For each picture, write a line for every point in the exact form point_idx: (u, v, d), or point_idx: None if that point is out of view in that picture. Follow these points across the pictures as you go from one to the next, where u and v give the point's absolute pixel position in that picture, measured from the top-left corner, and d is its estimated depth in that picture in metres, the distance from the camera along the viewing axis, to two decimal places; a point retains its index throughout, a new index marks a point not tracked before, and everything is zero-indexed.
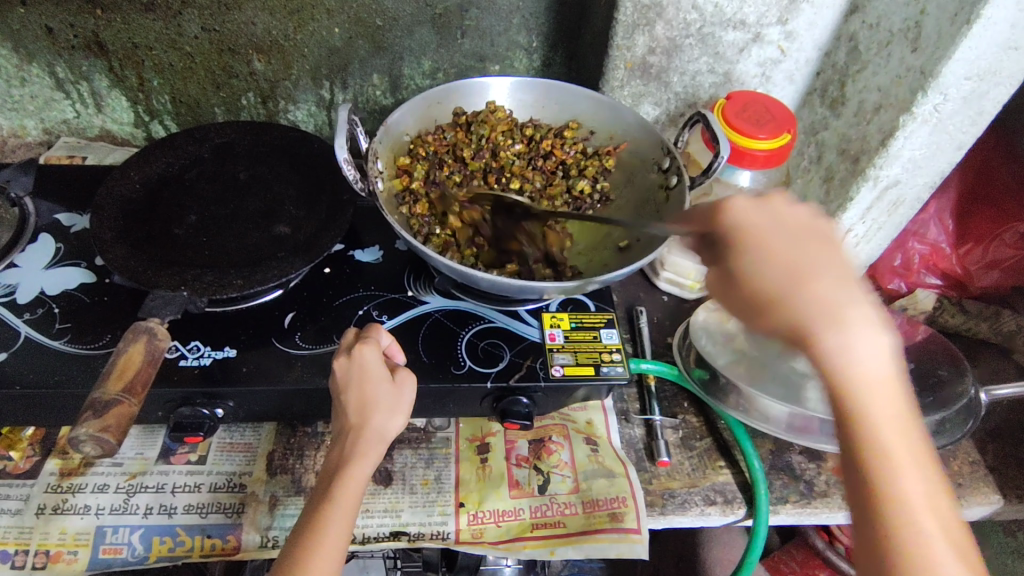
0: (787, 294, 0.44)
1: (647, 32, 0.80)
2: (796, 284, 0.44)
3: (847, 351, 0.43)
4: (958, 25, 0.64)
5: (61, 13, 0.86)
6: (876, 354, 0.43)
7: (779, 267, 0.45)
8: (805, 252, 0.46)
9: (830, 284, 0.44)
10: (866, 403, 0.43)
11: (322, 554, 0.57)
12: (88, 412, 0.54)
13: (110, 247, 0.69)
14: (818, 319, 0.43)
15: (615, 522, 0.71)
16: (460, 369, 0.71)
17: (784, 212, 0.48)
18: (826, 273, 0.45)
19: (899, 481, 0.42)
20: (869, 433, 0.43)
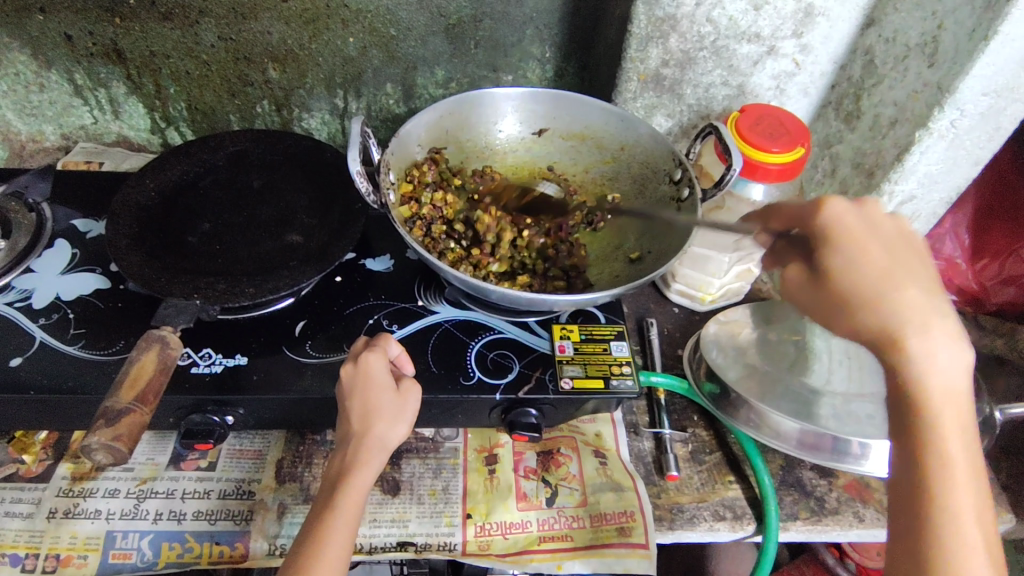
0: (873, 297, 0.47)
1: (660, 44, 0.80)
2: (887, 289, 0.47)
3: (926, 357, 0.45)
4: (976, 41, 0.63)
5: (80, 21, 0.88)
6: (951, 366, 0.45)
7: (891, 271, 0.48)
8: (911, 266, 0.48)
9: (917, 297, 0.47)
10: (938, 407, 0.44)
11: (324, 562, 0.57)
12: (101, 420, 0.55)
13: (126, 254, 0.70)
14: (904, 324, 0.46)
15: (623, 536, 0.70)
16: (469, 380, 0.71)
17: (881, 228, 0.50)
18: (919, 287, 0.48)
19: (951, 489, 0.43)
20: (938, 440, 0.44)
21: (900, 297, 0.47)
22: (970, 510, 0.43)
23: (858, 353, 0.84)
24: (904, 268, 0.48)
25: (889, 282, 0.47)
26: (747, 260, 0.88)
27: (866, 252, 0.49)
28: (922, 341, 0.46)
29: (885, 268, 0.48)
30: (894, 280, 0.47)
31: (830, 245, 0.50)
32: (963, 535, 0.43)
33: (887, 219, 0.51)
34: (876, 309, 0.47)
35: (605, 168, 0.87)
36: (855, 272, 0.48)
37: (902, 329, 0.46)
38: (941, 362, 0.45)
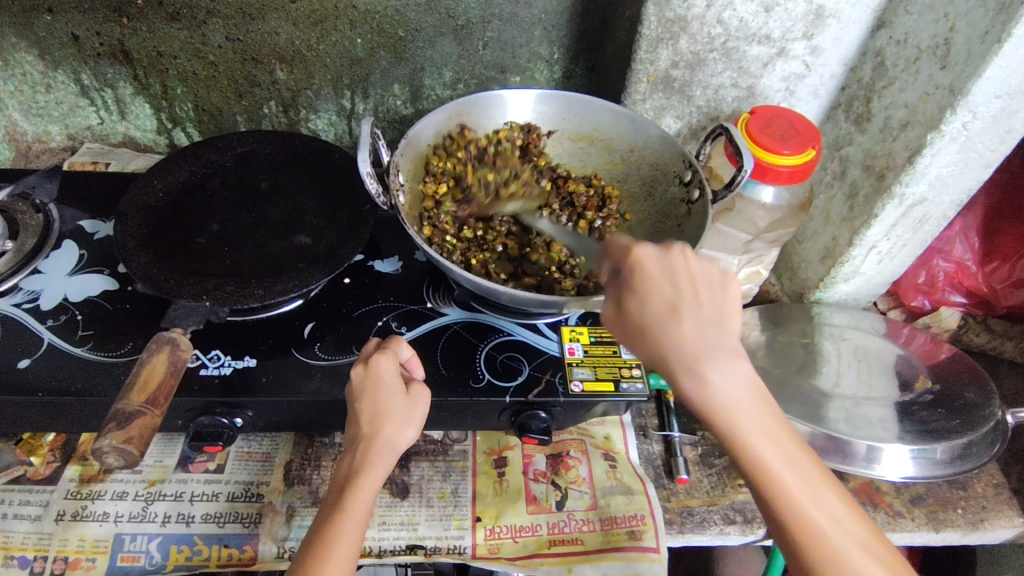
0: (659, 334, 0.49)
1: (670, 45, 0.80)
2: (686, 324, 0.48)
3: (711, 380, 0.48)
4: (989, 43, 0.63)
5: (87, 21, 0.87)
6: (729, 378, 0.48)
7: (656, 311, 0.49)
8: (687, 298, 0.49)
9: (693, 324, 0.49)
10: (732, 418, 0.48)
11: (331, 564, 0.56)
12: (111, 423, 0.54)
13: (134, 256, 0.70)
14: (685, 352, 0.48)
15: (634, 540, 0.70)
16: (479, 383, 0.71)
17: (676, 264, 0.51)
18: (690, 314, 0.49)
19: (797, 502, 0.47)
20: (749, 461, 0.48)
21: (676, 302, 0.49)
22: (810, 507, 0.48)
23: (867, 356, 0.84)
24: (678, 299, 0.49)
25: (669, 311, 0.49)
26: (757, 261, 0.92)
27: (675, 300, 0.49)
28: (710, 363, 0.48)
29: (671, 300, 0.49)
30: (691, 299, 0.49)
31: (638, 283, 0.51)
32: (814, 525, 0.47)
33: (659, 258, 0.51)
34: (671, 346, 0.48)
35: (614, 170, 0.87)
36: (651, 313, 0.49)
37: (688, 361, 0.48)
38: (722, 380, 0.48)
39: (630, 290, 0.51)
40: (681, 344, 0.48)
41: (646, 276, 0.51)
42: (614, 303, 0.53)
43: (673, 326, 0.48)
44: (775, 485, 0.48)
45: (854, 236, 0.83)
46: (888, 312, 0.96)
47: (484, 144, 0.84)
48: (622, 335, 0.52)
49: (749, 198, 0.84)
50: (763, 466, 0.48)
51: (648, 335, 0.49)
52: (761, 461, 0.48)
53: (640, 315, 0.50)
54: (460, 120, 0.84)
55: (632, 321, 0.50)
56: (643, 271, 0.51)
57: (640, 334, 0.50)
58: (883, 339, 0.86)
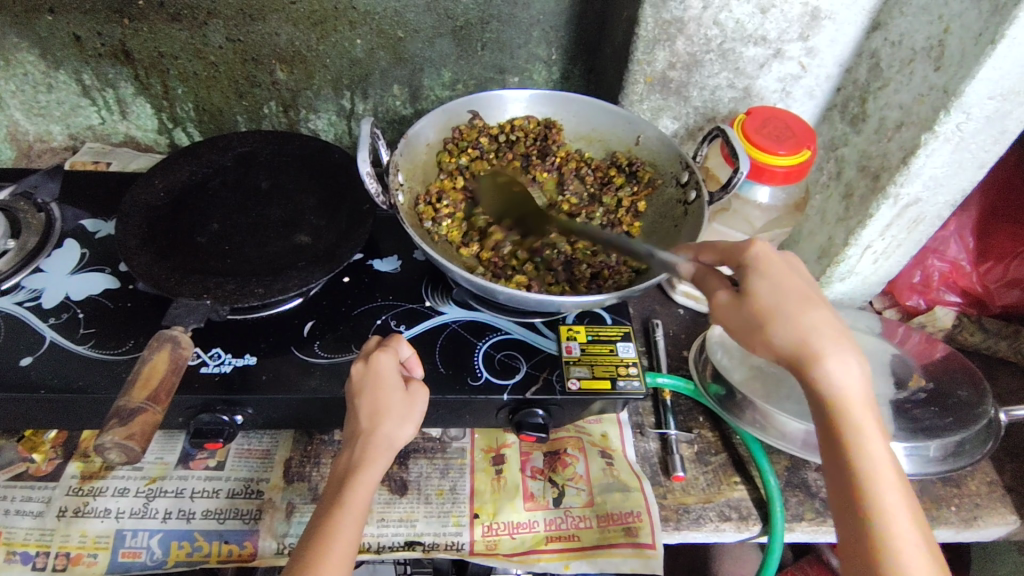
0: (789, 317, 0.52)
1: (667, 47, 0.80)
2: (802, 307, 0.53)
3: (831, 372, 0.51)
4: (983, 45, 0.64)
5: (89, 22, 0.88)
6: (861, 381, 0.52)
7: (788, 297, 0.53)
8: (813, 290, 0.54)
9: (815, 316, 0.52)
10: (857, 419, 0.51)
11: (332, 558, 0.57)
12: (113, 419, 0.55)
13: (135, 255, 0.70)
14: (819, 345, 0.51)
15: (630, 537, 0.71)
16: (477, 381, 0.71)
17: (795, 262, 0.56)
18: (823, 311, 0.53)
19: (886, 495, 0.50)
20: (869, 463, 0.50)
21: (800, 287, 0.54)
22: (906, 519, 0.49)
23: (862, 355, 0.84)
24: (801, 291, 0.53)
25: (803, 301, 0.53)
26: None
27: (789, 281, 0.54)
28: (833, 354, 0.51)
29: (803, 289, 0.53)
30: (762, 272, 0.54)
31: (756, 267, 0.54)
32: (893, 519, 0.49)
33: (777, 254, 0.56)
34: (797, 331, 0.52)
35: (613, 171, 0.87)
36: (779, 293, 0.53)
37: (818, 352, 0.51)
38: (846, 374, 0.51)
39: (756, 273, 0.54)
40: (817, 333, 0.52)
41: (773, 261, 0.55)
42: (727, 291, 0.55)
43: (805, 315, 0.52)
44: (881, 488, 0.50)
45: (849, 236, 0.83)
46: (884, 311, 0.96)
47: (494, 133, 0.85)
48: (744, 313, 0.53)
49: (745, 199, 0.85)
50: (877, 473, 0.50)
51: (783, 312, 0.52)
52: (867, 452, 0.50)
53: (769, 296, 0.53)
54: (471, 108, 0.85)
55: (758, 297, 0.53)
56: (771, 261, 0.55)
57: (758, 310, 0.53)
58: (878, 337, 0.87)
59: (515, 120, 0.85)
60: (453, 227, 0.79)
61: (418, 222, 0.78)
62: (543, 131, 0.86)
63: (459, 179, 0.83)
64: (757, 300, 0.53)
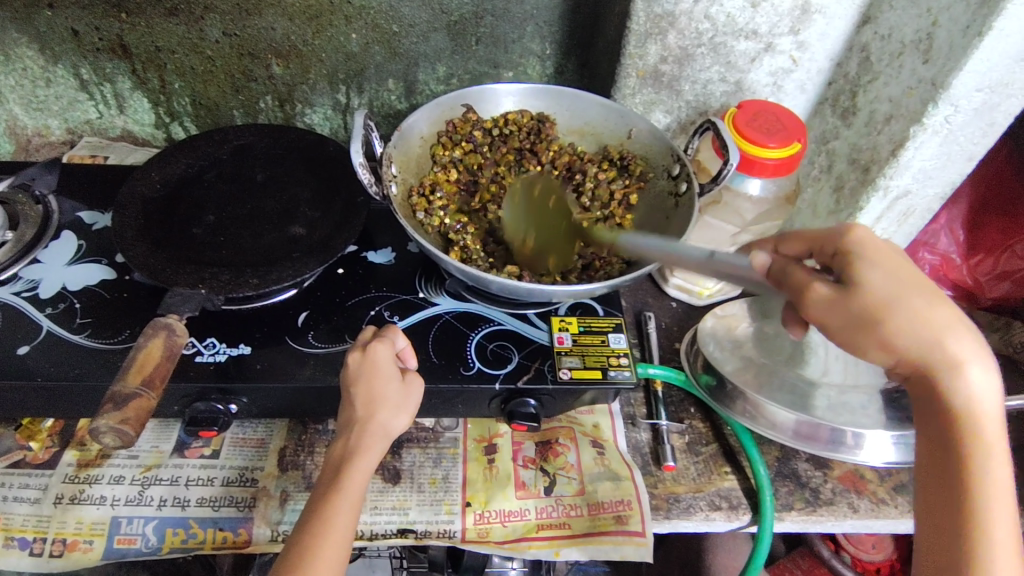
0: (898, 312, 0.52)
1: (659, 41, 0.81)
2: (932, 307, 0.52)
3: (968, 376, 0.51)
4: (970, 37, 0.64)
5: (87, 17, 0.89)
6: (992, 389, 0.51)
7: (902, 295, 0.52)
8: (935, 292, 0.53)
9: (942, 318, 0.52)
10: (984, 425, 0.50)
11: (330, 540, 0.58)
12: (108, 404, 0.56)
13: (132, 245, 0.71)
14: (956, 350, 0.51)
15: (621, 525, 0.71)
16: (469, 371, 0.72)
17: (910, 260, 0.55)
18: (942, 312, 0.52)
19: (990, 497, 0.50)
20: (985, 467, 0.50)
21: (916, 286, 0.53)
22: (1007, 522, 0.49)
23: None
24: (921, 289, 0.53)
25: (926, 302, 0.52)
26: None
27: (906, 278, 0.53)
28: (969, 361, 0.51)
29: (921, 288, 0.53)
30: (868, 266, 0.54)
31: (857, 261, 0.55)
32: (994, 520, 0.49)
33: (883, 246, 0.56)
34: (925, 330, 0.51)
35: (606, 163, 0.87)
36: (897, 288, 0.52)
37: (952, 356, 0.51)
38: (983, 382, 0.51)
39: (867, 264, 0.54)
40: (946, 337, 0.52)
41: (889, 259, 0.54)
42: (828, 284, 0.54)
43: (936, 315, 0.52)
44: (993, 489, 0.50)
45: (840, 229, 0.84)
46: None
47: (488, 126, 0.86)
48: (849, 310, 0.53)
49: (736, 191, 0.85)
50: (993, 477, 0.50)
51: (905, 312, 0.52)
52: (984, 454, 0.50)
53: (888, 290, 0.52)
54: (464, 103, 0.85)
55: (875, 295, 0.52)
56: (881, 252, 0.55)
57: (868, 303, 0.52)
58: None
59: (509, 115, 0.86)
60: (445, 218, 0.79)
61: (409, 212, 0.78)
62: (537, 125, 0.86)
63: (452, 172, 0.83)
64: (866, 294, 0.53)
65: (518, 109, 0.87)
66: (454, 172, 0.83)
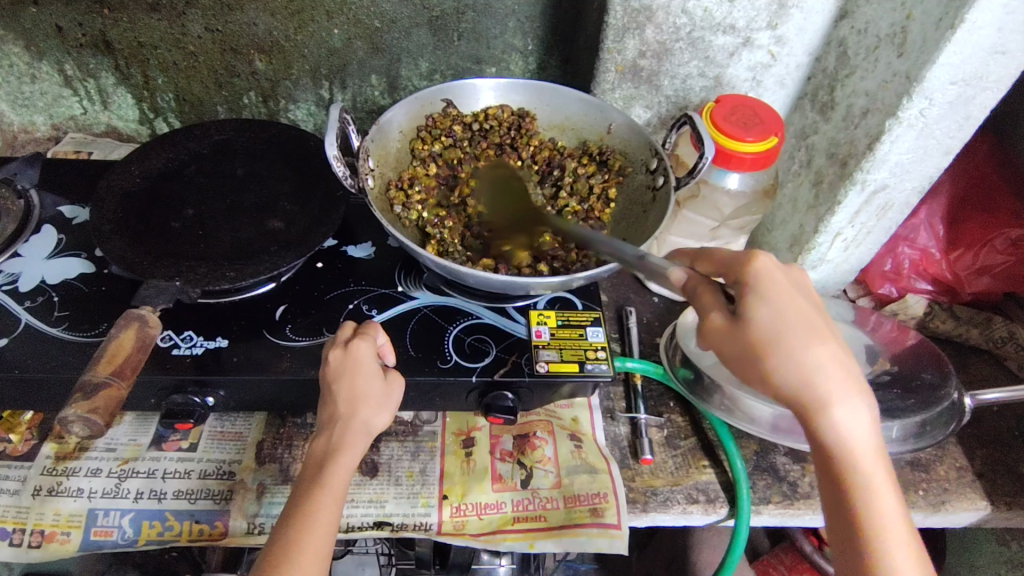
0: (792, 352, 0.50)
1: (637, 35, 0.81)
2: (813, 343, 0.50)
3: (840, 411, 0.50)
4: (943, 30, 0.64)
5: (69, 12, 0.89)
6: (865, 422, 0.51)
7: (793, 332, 0.50)
8: (816, 319, 0.52)
9: (821, 353, 0.50)
10: (857, 459, 0.51)
11: (315, 535, 0.58)
12: (78, 394, 0.56)
13: (109, 239, 0.71)
14: (826, 389, 0.50)
15: (596, 517, 0.72)
16: (446, 364, 0.72)
17: (800, 281, 0.54)
18: (826, 344, 0.51)
19: (880, 516, 0.51)
20: (869, 495, 0.51)
21: (808, 316, 0.51)
22: (900, 535, 0.51)
23: None
24: (804, 321, 0.51)
25: (811, 334, 0.51)
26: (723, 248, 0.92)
27: (797, 311, 0.51)
28: (840, 398, 0.50)
29: (806, 319, 0.51)
30: (766, 301, 0.51)
31: (758, 295, 0.51)
32: (890, 539, 0.51)
33: (781, 273, 0.53)
34: (801, 370, 0.50)
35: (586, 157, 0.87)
36: (785, 326, 0.50)
37: (821, 393, 0.50)
38: (851, 416, 0.50)
39: (759, 300, 0.51)
40: (821, 371, 0.50)
41: (782, 289, 0.51)
42: (723, 313, 0.51)
43: (806, 351, 0.50)
44: (877, 515, 0.51)
45: (820, 223, 0.84)
46: (857, 300, 0.97)
47: (468, 122, 0.86)
48: (738, 348, 0.51)
49: (714, 185, 0.85)
50: (877, 505, 0.51)
51: (783, 350, 0.50)
52: (864, 485, 0.51)
53: (771, 327, 0.50)
54: (445, 98, 0.86)
55: (759, 335, 0.50)
56: (775, 282, 0.52)
57: (760, 344, 0.50)
58: (850, 324, 0.87)
59: (489, 110, 0.86)
60: (424, 211, 0.80)
61: (387, 206, 0.79)
62: (517, 120, 0.87)
63: (432, 166, 0.84)
64: (758, 335, 0.50)
65: (498, 104, 0.87)
66: (434, 167, 0.84)
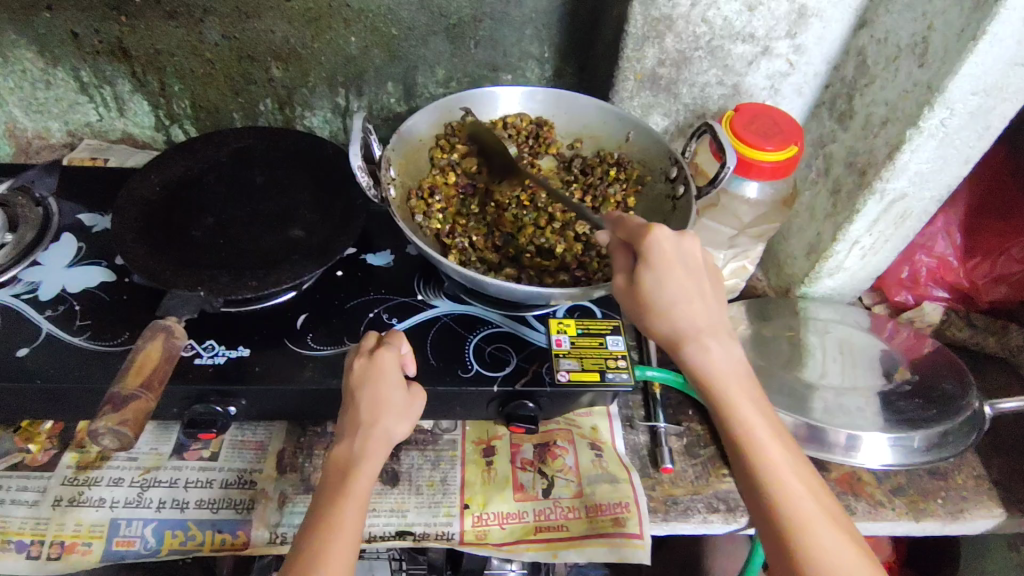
0: (658, 305, 0.58)
1: (656, 44, 0.81)
2: (675, 299, 0.58)
3: (702, 355, 0.58)
4: (965, 41, 0.64)
5: (87, 20, 0.89)
6: (720, 361, 0.59)
7: (666, 286, 0.58)
8: (690, 282, 0.59)
9: (683, 306, 0.58)
10: (724, 390, 0.58)
11: (342, 543, 0.58)
12: (107, 405, 0.56)
13: (131, 248, 0.71)
14: (680, 332, 0.59)
15: (619, 527, 0.72)
16: (467, 373, 0.72)
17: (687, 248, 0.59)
18: (687, 299, 0.58)
19: (762, 454, 0.56)
20: (741, 431, 0.57)
21: (684, 275, 0.58)
22: (786, 468, 0.56)
23: (851, 350, 0.85)
24: (679, 285, 0.58)
25: (674, 292, 0.58)
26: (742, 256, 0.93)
27: (668, 271, 0.58)
28: (694, 341, 0.59)
29: (682, 280, 0.58)
30: (647, 263, 0.58)
31: (641, 258, 0.59)
32: (774, 471, 0.56)
33: (673, 241, 0.59)
34: (663, 319, 0.58)
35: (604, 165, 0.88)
36: (657, 283, 0.58)
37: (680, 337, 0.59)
38: (705, 356, 0.58)
39: (643, 263, 0.58)
40: (683, 320, 0.58)
41: (665, 253, 0.58)
42: (626, 274, 0.61)
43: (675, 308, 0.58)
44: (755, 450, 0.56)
45: (837, 231, 0.84)
46: (873, 307, 0.98)
47: (487, 130, 0.86)
48: (630, 302, 0.60)
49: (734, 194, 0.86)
50: (751, 438, 0.57)
51: (652, 306, 0.58)
52: (742, 424, 0.57)
53: (647, 287, 0.58)
54: (463, 107, 0.86)
55: (643, 293, 0.58)
56: (664, 249, 0.58)
57: (638, 300, 0.59)
58: (866, 333, 0.88)
59: (508, 119, 0.86)
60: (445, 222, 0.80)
61: (408, 216, 0.79)
62: (535, 129, 0.87)
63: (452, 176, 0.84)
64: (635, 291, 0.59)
65: (517, 112, 0.87)
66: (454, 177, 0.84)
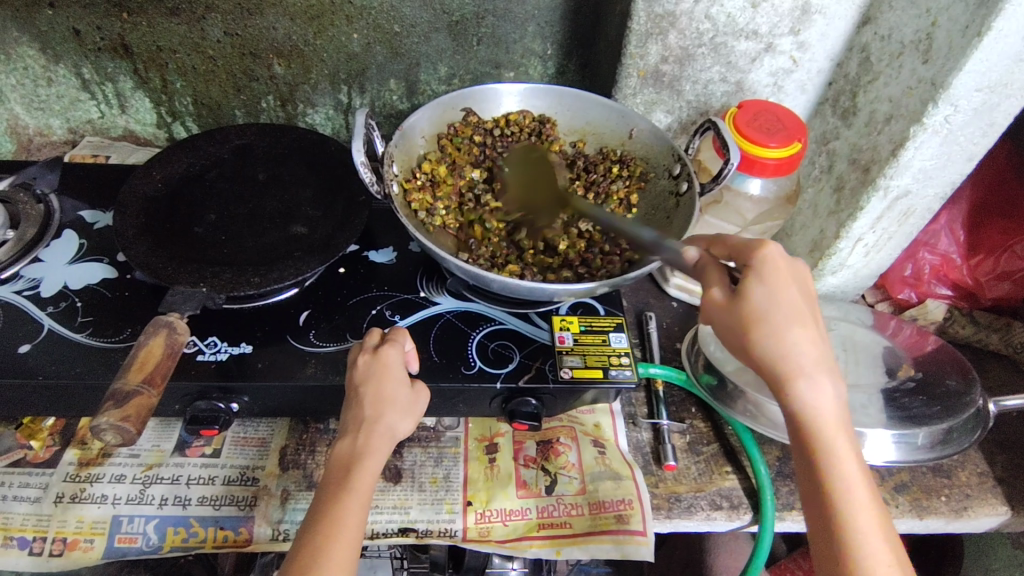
0: (773, 329, 0.55)
1: (660, 41, 0.81)
2: (794, 326, 0.55)
3: (811, 390, 0.55)
4: (969, 37, 0.64)
5: (89, 16, 0.89)
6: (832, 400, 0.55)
7: (782, 308, 0.55)
8: (804, 310, 0.56)
9: (799, 333, 0.55)
10: (826, 430, 0.55)
11: (342, 539, 0.57)
12: (109, 401, 0.56)
13: (133, 244, 0.71)
14: (799, 362, 0.55)
15: (622, 524, 0.71)
16: (470, 370, 0.72)
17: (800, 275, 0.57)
18: (803, 327, 0.55)
19: (852, 499, 0.54)
20: (837, 470, 0.55)
21: (796, 302, 0.56)
22: (869, 516, 0.54)
23: (854, 346, 0.85)
24: (793, 308, 0.55)
25: (790, 318, 0.55)
26: None
27: (787, 294, 0.56)
28: (813, 375, 0.55)
29: (795, 305, 0.56)
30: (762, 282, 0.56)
31: (757, 277, 0.56)
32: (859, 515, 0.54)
33: (785, 262, 0.57)
34: (782, 346, 0.55)
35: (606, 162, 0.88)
36: (772, 304, 0.55)
37: (796, 368, 0.55)
38: (822, 392, 0.55)
39: (757, 278, 0.56)
40: (798, 350, 0.55)
41: (779, 275, 0.56)
42: (724, 289, 0.57)
43: (791, 333, 0.55)
44: (846, 493, 0.54)
45: (840, 228, 0.84)
46: (876, 305, 0.97)
47: (489, 127, 0.86)
48: (728, 318, 0.56)
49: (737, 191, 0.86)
50: (845, 480, 0.55)
51: (766, 327, 0.55)
52: (837, 466, 0.55)
53: (762, 306, 0.55)
54: (465, 106, 0.86)
55: (751, 311, 0.55)
56: (778, 269, 0.56)
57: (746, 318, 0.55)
58: (869, 330, 0.87)
59: (510, 116, 0.86)
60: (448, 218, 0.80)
61: (410, 211, 0.78)
62: (537, 126, 0.87)
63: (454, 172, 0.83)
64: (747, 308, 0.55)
65: (519, 110, 0.87)
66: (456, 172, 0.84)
